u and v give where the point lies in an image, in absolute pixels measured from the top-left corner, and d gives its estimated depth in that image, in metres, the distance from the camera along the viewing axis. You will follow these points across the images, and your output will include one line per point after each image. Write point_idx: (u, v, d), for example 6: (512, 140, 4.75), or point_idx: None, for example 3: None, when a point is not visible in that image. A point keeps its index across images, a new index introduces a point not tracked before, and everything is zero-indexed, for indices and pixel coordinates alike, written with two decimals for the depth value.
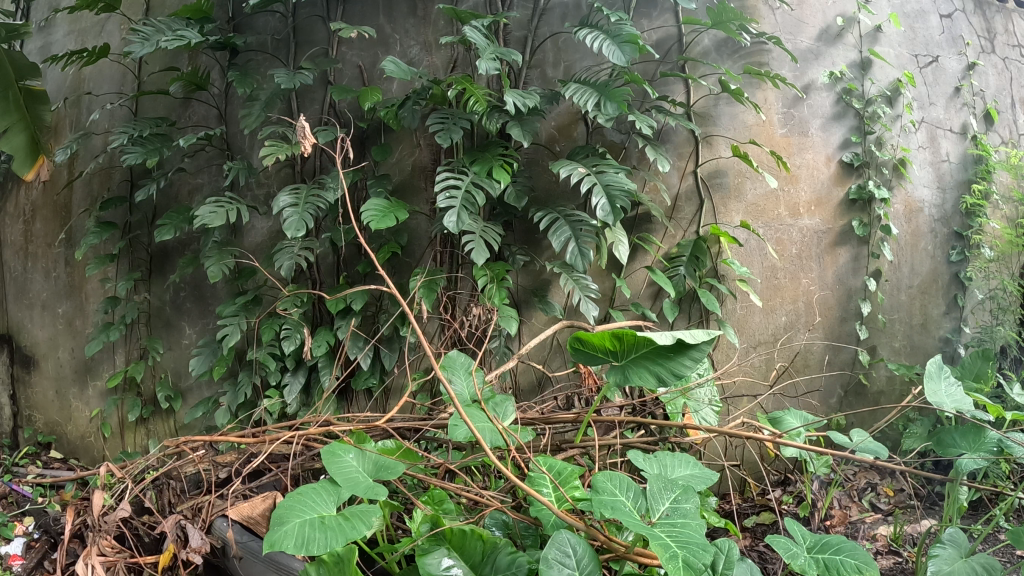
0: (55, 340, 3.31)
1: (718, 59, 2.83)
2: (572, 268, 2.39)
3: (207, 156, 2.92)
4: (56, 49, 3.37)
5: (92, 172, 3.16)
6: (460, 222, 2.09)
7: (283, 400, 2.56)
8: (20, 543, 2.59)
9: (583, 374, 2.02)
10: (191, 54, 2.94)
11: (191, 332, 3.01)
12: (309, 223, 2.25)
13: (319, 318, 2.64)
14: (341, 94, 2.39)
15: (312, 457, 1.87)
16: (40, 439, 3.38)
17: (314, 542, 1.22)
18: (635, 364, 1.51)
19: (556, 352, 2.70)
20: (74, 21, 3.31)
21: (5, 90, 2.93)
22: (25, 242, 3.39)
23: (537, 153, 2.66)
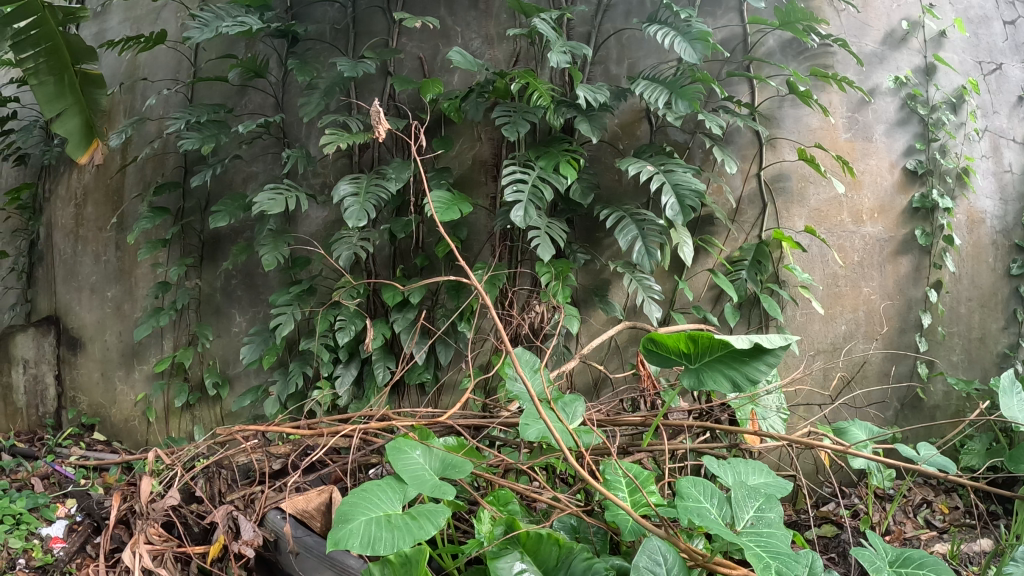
0: (102, 323, 3.35)
1: (784, 60, 2.79)
2: (635, 267, 2.42)
3: (264, 144, 2.95)
4: (111, 35, 3.40)
5: (146, 158, 3.20)
6: (527, 217, 2.09)
7: (335, 391, 2.58)
8: (61, 526, 2.64)
9: (643, 376, 2.01)
10: (249, 42, 2.99)
11: (241, 320, 3.03)
12: (371, 213, 2.24)
13: (374, 309, 2.67)
14: (402, 86, 2.39)
15: (370, 451, 1.89)
16: (84, 421, 3.40)
17: (381, 541, 1.22)
18: (709, 368, 1.47)
19: (613, 353, 2.83)
20: (130, 8, 3.35)
21: (61, 73, 2.91)
22: (76, 227, 3.42)
23: (602, 150, 2.72)
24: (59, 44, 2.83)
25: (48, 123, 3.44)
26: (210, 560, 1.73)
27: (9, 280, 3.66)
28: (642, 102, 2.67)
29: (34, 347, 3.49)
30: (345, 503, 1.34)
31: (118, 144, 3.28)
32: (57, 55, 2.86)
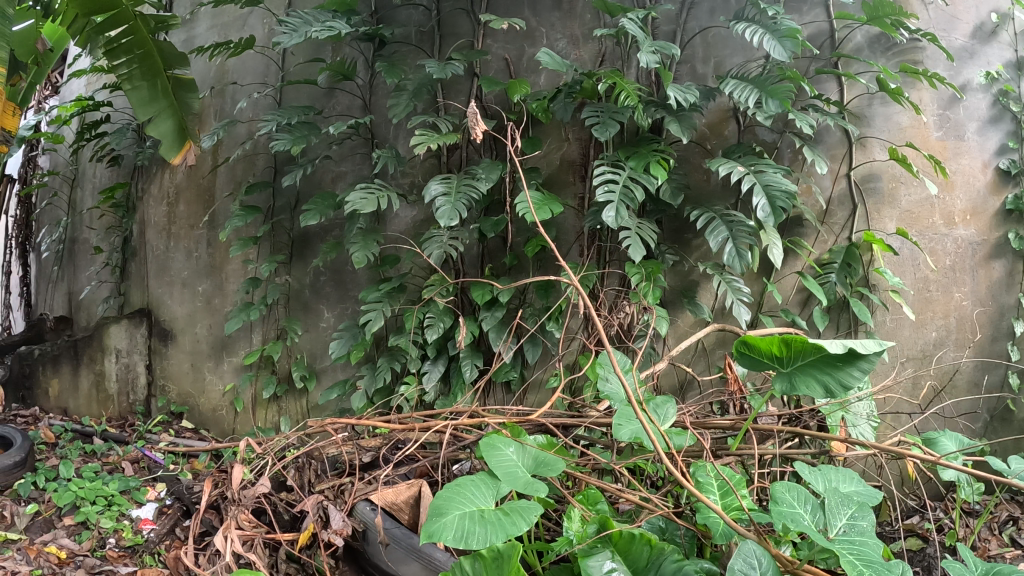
0: (193, 316, 3.54)
1: (872, 56, 2.72)
2: (723, 268, 2.63)
3: (352, 145, 3.12)
4: (200, 41, 3.53)
5: (237, 158, 3.36)
6: (618, 217, 2.38)
7: (422, 385, 2.83)
8: (152, 508, 2.74)
9: (729, 380, 2.07)
10: (336, 46, 3.16)
11: (330, 316, 3.21)
12: (461, 212, 2.48)
13: (462, 307, 2.96)
14: (491, 86, 2.63)
15: (459, 447, 1.99)
16: (172, 409, 3.60)
17: (473, 535, 1.26)
18: (802, 373, 1.46)
19: (700, 356, 3.04)
20: (216, 15, 3.47)
21: (154, 79, 3.02)
22: (168, 224, 3.61)
23: (691, 150, 2.83)
24: (151, 50, 2.93)
25: (140, 126, 3.60)
26: (300, 546, 1.80)
27: (104, 273, 3.89)
28: (729, 101, 2.77)
29: (128, 338, 3.68)
30: (440, 495, 1.40)
31: (210, 146, 3.44)
32: (149, 62, 2.97)
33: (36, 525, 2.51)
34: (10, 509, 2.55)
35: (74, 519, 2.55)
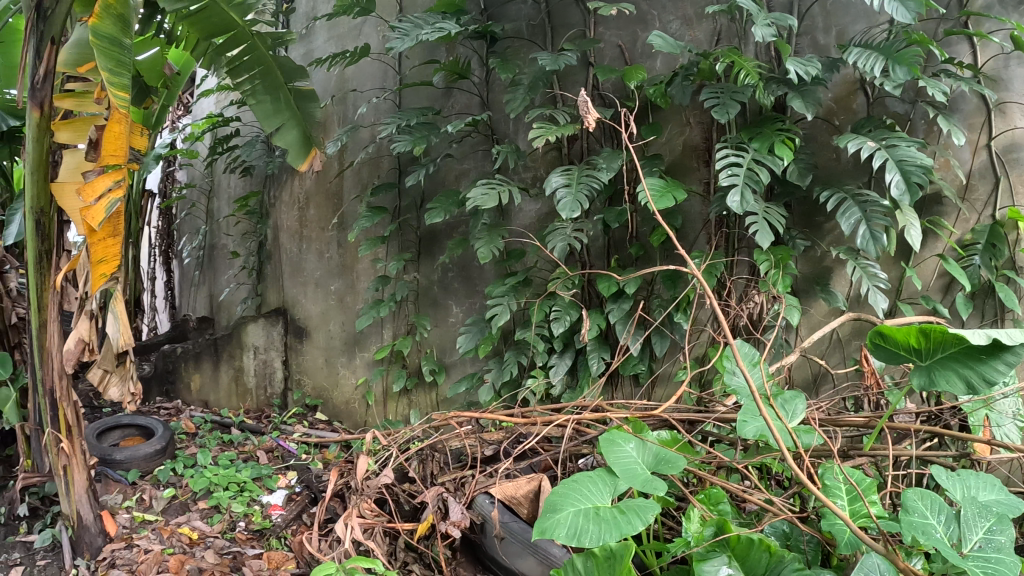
0: (326, 314, 3.72)
1: (1003, 13, 2.38)
2: (858, 253, 2.44)
3: (473, 142, 3.19)
4: (317, 54, 3.70)
5: (363, 162, 3.50)
6: (744, 202, 2.28)
7: (549, 378, 2.86)
8: (282, 494, 2.89)
9: (868, 375, 2.10)
10: (450, 47, 3.23)
11: (457, 310, 3.31)
12: (583, 202, 2.49)
13: (589, 300, 2.99)
14: (606, 74, 2.64)
15: (581, 441, 2.13)
16: (308, 402, 3.80)
17: (586, 534, 1.40)
18: (943, 366, 1.31)
19: (836, 347, 2.73)
20: (332, 27, 3.63)
21: (276, 92, 3.18)
22: (300, 227, 3.82)
23: (817, 128, 2.62)
24: (270, 66, 3.10)
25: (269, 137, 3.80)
26: (419, 536, 1.95)
27: (242, 276, 4.19)
28: (855, 72, 2.54)
29: (265, 336, 3.91)
30: (557, 491, 1.55)
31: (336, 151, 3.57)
32: (270, 77, 3.13)
33: (172, 507, 2.70)
34: (152, 492, 2.76)
35: (207, 503, 2.75)
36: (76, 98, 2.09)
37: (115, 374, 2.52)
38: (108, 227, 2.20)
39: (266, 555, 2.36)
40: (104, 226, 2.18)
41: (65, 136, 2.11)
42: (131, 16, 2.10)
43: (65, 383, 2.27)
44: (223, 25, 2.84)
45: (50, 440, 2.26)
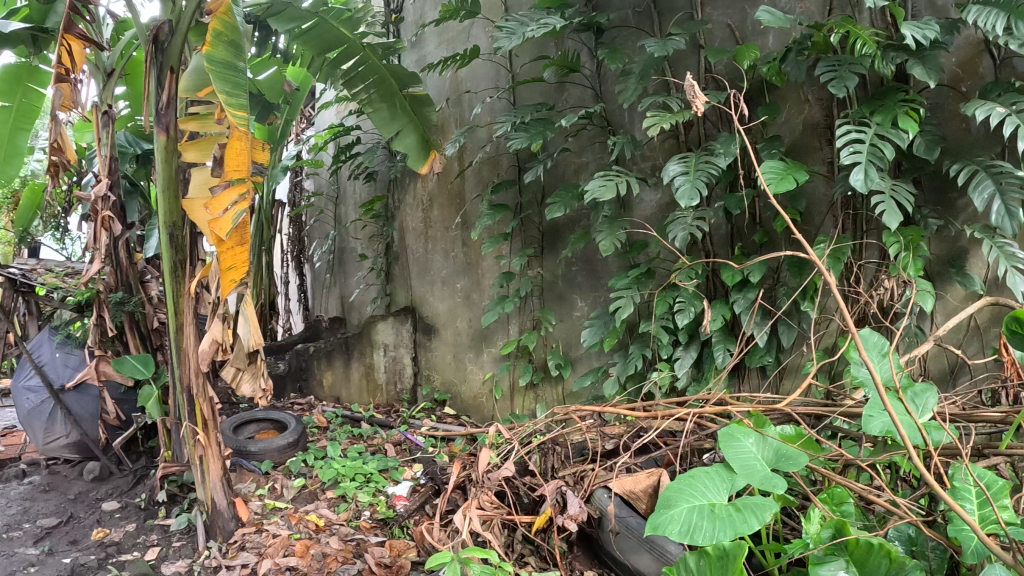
0: (453, 311, 3.84)
1: None
2: (995, 231, 2.18)
3: (590, 134, 3.14)
4: (429, 59, 3.81)
5: (483, 161, 3.54)
6: (870, 179, 2.02)
7: (674, 372, 2.73)
8: (407, 485, 3.00)
9: (1008, 362, 1.86)
10: (559, 41, 3.21)
11: (583, 304, 3.23)
12: (702, 189, 2.34)
13: (713, 290, 2.82)
14: (717, 55, 2.46)
15: (703, 435, 2.06)
16: (437, 396, 3.95)
17: (698, 532, 1.42)
18: None
19: (974, 336, 2.46)
20: (442, 32, 3.72)
21: (392, 99, 3.17)
22: (425, 228, 3.96)
23: (944, 95, 2.37)
24: (385, 75, 3.09)
25: (390, 143, 3.95)
26: (536, 529, 1.95)
27: (371, 277, 4.41)
28: (980, 32, 2.28)
29: (395, 333, 4.10)
30: (673, 487, 1.57)
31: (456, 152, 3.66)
32: (385, 85, 3.12)
33: (302, 496, 2.86)
34: (283, 482, 2.94)
35: (334, 493, 2.87)
36: (200, 119, 2.14)
37: (246, 372, 2.52)
38: (236, 237, 2.18)
39: (388, 543, 2.39)
40: (233, 236, 2.17)
41: (191, 156, 2.14)
42: (241, 36, 2.07)
43: (201, 380, 2.37)
44: (334, 40, 2.81)
45: (190, 433, 2.41)
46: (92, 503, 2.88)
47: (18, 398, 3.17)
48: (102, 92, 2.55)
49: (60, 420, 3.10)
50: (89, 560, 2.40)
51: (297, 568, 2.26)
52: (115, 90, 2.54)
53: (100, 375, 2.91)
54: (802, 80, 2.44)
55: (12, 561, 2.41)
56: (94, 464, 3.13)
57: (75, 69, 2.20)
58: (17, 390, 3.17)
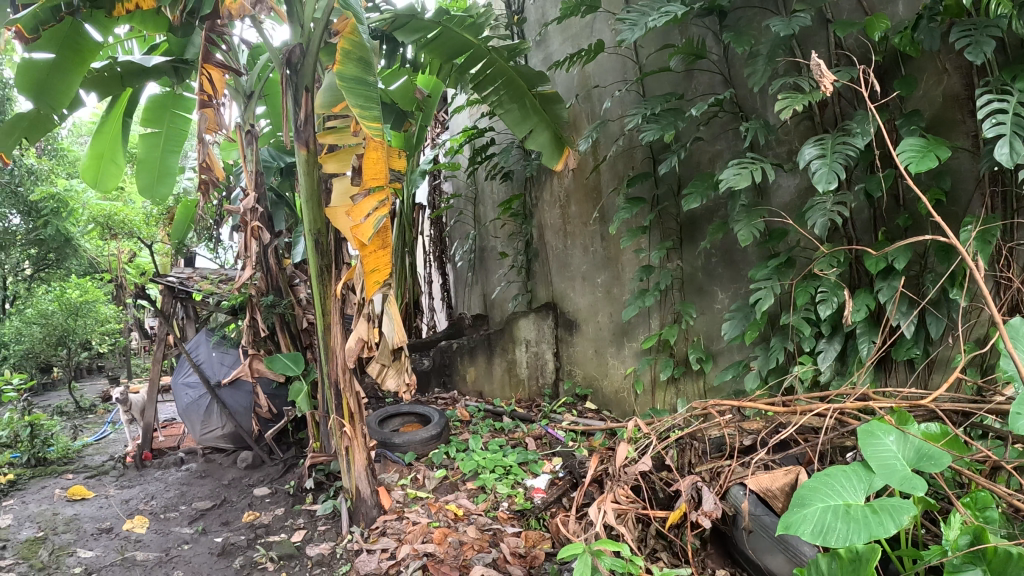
0: (595, 306, 3.70)
1: None
2: None
3: (721, 122, 2.92)
4: (555, 57, 3.85)
5: (616, 155, 3.41)
6: (1016, 152, 1.86)
7: (816, 366, 2.44)
8: (544, 479, 2.81)
9: None
10: (682, 27, 3.09)
11: (724, 297, 2.96)
12: (841, 172, 2.16)
13: (857, 279, 2.47)
14: (845, 29, 2.30)
15: (844, 433, 1.94)
16: (578, 391, 3.85)
17: (832, 533, 1.37)
18: None
19: None
20: (565, 29, 3.75)
21: (522, 100, 2.92)
22: (563, 224, 3.92)
23: None
24: (513, 75, 2.86)
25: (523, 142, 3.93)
26: (669, 524, 1.90)
27: (512, 274, 4.45)
28: None
29: (536, 329, 4.12)
30: (809, 486, 1.53)
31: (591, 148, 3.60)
32: (514, 85, 2.89)
33: (442, 486, 2.86)
34: (423, 473, 2.98)
35: (473, 484, 2.82)
36: (336, 133, 2.25)
37: (392, 367, 2.44)
38: (377, 240, 2.15)
39: (524, 533, 2.26)
40: (376, 238, 2.16)
41: (331, 167, 2.22)
42: (369, 51, 2.08)
43: (348, 376, 2.45)
44: (459, 46, 2.73)
45: (338, 425, 2.50)
46: (244, 489, 3.20)
47: (179, 392, 3.50)
48: (245, 112, 2.75)
49: (217, 414, 3.42)
50: (240, 540, 2.63)
51: (435, 555, 2.20)
52: (252, 112, 2.75)
53: (253, 372, 3.10)
54: (937, 51, 2.30)
55: (169, 538, 2.73)
56: (247, 453, 3.49)
57: (216, 95, 2.41)
58: (177, 386, 3.50)
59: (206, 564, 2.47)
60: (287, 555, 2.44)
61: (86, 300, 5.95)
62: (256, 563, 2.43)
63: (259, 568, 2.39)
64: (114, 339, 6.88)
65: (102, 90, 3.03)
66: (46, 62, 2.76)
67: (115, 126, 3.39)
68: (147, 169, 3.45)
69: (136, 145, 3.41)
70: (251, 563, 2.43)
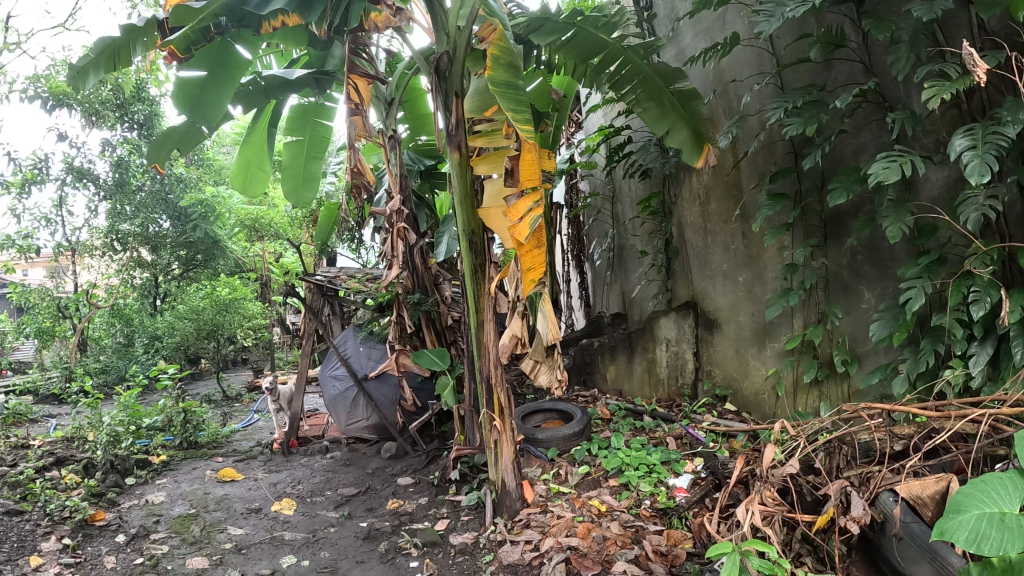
0: (736, 305, 3.57)
1: None
2: None
3: (866, 112, 2.81)
4: (688, 51, 3.81)
5: (756, 151, 3.31)
6: None
7: (966, 371, 2.32)
8: (687, 479, 2.67)
9: None
10: (818, 16, 2.99)
11: (870, 296, 2.86)
12: (994, 164, 2.03)
13: (1012, 277, 2.34)
14: (988, 11, 2.14)
15: (996, 440, 1.83)
16: (718, 392, 3.71)
17: (986, 541, 1.32)
18: None
19: None
20: (697, 23, 3.70)
21: (659, 97, 2.93)
22: (703, 222, 3.76)
23: None
24: (649, 74, 2.88)
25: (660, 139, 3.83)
26: (817, 528, 1.93)
27: (652, 272, 4.26)
28: None
29: (677, 329, 3.98)
30: (963, 491, 1.46)
31: (729, 144, 3.50)
32: (650, 84, 2.91)
33: (585, 482, 2.82)
34: (567, 468, 2.95)
35: (618, 480, 2.76)
36: (486, 136, 2.33)
37: (545, 363, 2.57)
38: (532, 240, 2.27)
39: (666, 530, 2.27)
40: (530, 240, 2.27)
41: (483, 169, 2.33)
42: (517, 54, 2.15)
43: (500, 371, 2.53)
44: (593, 46, 2.85)
45: (486, 419, 2.58)
46: (388, 478, 3.37)
47: (328, 384, 3.90)
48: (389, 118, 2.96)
49: (363, 403, 3.78)
50: (384, 526, 2.79)
51: (577, 548, 2.25)
52: (393, 121, 2.97)
53: (400, 367, 3.21)
54: None
55: (316, 521, 2.96)
56: (392, 444, 3.68)
57: (363, 102, 2.65)
58: (325, 378, 3.89)
59: (353, 547, 2.65)
60: (431, 542, 2.58)
61: (234, 298, 6.77)
62: (401, 548, 2.58)
63: (403, 553, 2.54)
64: (259, 333, 7.36)
65: (247, 102, 3.22)
66: (198, 79, 2.96)
67: (262, 136, 3.60)
68: (293, 176, 3.64)
69: (283, 153, 3.60)
70: (396, 547, 2.59)
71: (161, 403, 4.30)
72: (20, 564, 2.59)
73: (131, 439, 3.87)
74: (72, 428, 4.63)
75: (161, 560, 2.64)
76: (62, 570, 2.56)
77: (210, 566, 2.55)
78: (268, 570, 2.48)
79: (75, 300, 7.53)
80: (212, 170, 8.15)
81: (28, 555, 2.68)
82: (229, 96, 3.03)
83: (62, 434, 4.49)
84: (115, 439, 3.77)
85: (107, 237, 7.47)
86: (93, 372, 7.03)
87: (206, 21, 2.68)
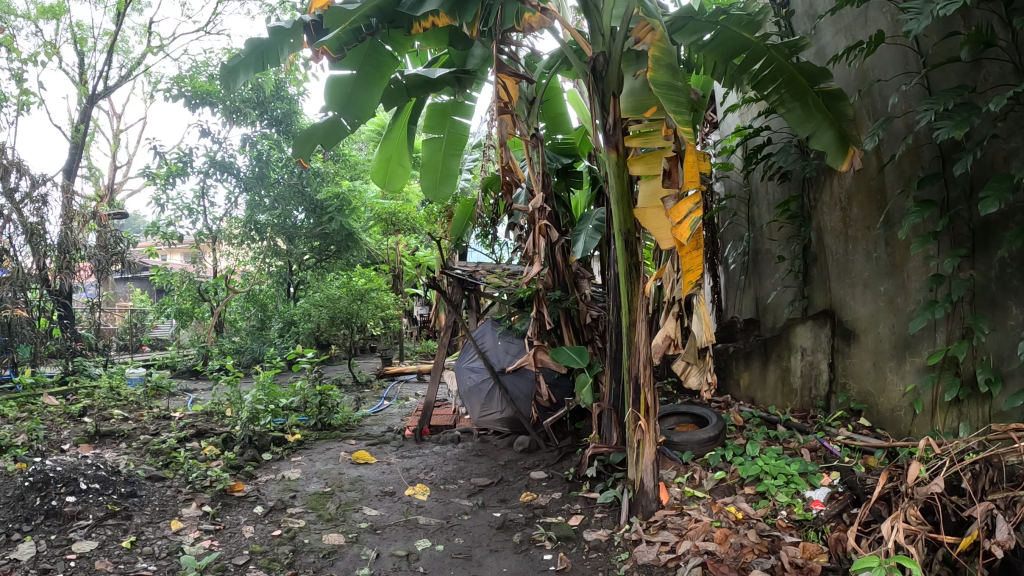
0: (876, 316, 3.42)
1: None
2: None
3: (1019, 116, 2.62)
4: (828, 50, 3.68)
5: (902, 154, 3.17)
6: None
7: None
8: (824, 492, 2.57)
9: None
10: (966, 13, 2.82)
11: (1018, 313, 2.67)
12: None
13: None
14: None
15: None
16: (853, 406, 3.57)
17: None
18: None
19: None
20: (838, 20, 3.57)
21: (802, 97, 2.85)
22: (845, 227, 3.62)
23: None
24: (795, 73, 2.82)
25: (800, 141, 3.72)
26: (959, 549, 1.85)
27: (788, 278, 4.14)
28: None
29: (813, 337, 3.86)
30: None
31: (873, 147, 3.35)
32: (796, 83, 2.84)
33: (720, 489, 2.81)
34: (701, 473, 2.96)
35: (754, 488, 2.70)
36: (643, 136, 2.43)
37: (695, 365, 2.59)
38: (694, 240, 2.36)
39: (802, 543, 2.22)
40: (691, 239, 2.35)
41: (638, 169, 2.43)
42: (675, 56, 2.25)
43: (649, 371, 2.57)
44: (738, 45, 2.83)
45: (631, 418, 2.62)
46: (519, 471, 3.45)
47: (464, 375, 4.03)
48: (529, 120, 3.12)
49: (497, 398, 3.88)
50: (518, 518, 2.85)
51: (715, 554, 2.24)
52: (535, 121, 3.06)
53: (536, 363, 3.39)
54: None
55: (449, 508, 3.05)
56: (524, 438, 3.76)
57: (510, 101, 2.70)
58: (461, 369, 4.03)
59: (486, 536, 2.72)
60: (565, 537, 2.63)
61: (368, 288, 6.95)
62: (535, 540, 2.64)
63: (537, 545, 2.61)
64: (387, 322, 7.60)
65: (392, 101, 3.35)
66: (348, 78, 3.10)
67: (402, 134, 3.75)
68: (431, 172, 3.77)
69: (423, 149, 3.73)
70: (530, 539, 2.65)
71: (298, 386, 4.55)
72: (163, 526, 2.80)
73: (268, 417, 4.10)
74: (213, 403, 4.96)
75: (298, 533, 2.79)
76: (203, 535, 2.76)
77: (346, 543, 2.68)
78: (403, 551, 2.59)
79: (214, 284, 8.03)
80: (347, 165, 8.50)
81: (170, 519, 2.89)
82: (378, 94, 3.17)
83: (203, 408, 4.79)
84: (254, 416, 4.01)
85: (246, 225, 7.96)
86: (228, 353, 7.51)
87: (357, 23, 2.81)
